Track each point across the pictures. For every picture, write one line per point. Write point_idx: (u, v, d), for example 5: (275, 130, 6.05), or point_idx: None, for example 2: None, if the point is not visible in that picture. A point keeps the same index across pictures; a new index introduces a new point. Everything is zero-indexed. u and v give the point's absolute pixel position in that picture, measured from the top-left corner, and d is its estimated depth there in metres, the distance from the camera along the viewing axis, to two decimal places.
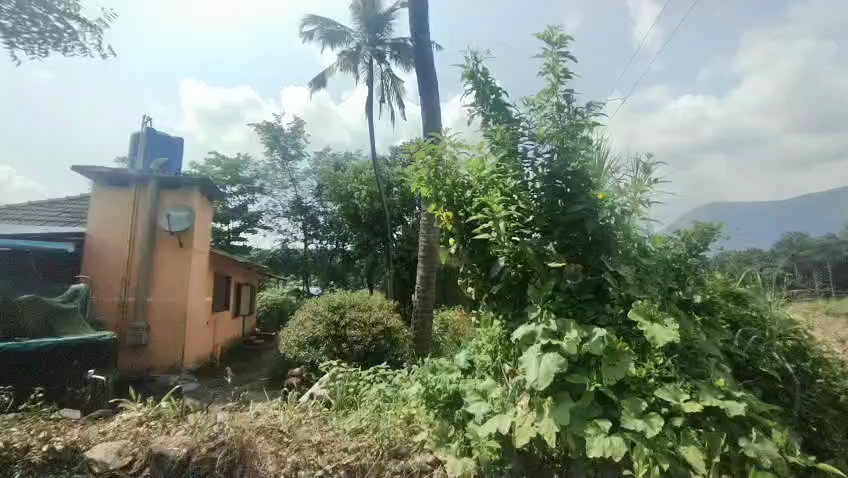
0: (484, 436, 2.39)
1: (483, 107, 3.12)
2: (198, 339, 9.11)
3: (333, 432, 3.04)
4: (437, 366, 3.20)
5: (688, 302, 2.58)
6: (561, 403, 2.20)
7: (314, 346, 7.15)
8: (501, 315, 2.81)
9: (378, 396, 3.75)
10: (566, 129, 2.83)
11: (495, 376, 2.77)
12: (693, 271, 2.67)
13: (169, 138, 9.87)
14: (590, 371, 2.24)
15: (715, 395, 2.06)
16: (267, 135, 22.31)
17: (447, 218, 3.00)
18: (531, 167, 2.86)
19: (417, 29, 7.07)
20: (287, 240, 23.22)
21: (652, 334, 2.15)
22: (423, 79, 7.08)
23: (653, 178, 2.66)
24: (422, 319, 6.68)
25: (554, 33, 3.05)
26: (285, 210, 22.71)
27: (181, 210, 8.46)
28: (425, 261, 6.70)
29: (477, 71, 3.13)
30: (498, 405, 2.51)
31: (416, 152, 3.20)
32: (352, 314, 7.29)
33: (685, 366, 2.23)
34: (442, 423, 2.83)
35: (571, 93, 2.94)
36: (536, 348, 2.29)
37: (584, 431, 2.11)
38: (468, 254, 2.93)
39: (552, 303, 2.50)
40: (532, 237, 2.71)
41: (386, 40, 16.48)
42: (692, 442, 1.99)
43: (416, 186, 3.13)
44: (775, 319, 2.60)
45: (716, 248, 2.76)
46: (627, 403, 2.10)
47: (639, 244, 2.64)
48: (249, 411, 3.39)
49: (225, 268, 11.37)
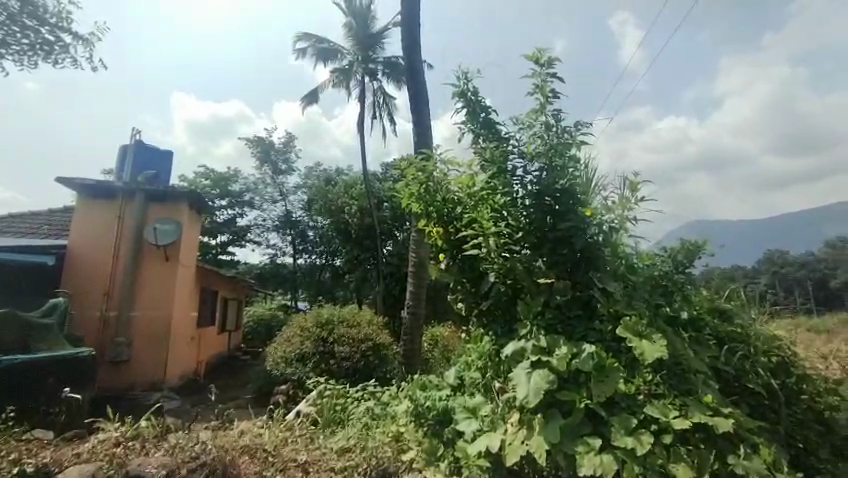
0: (474, 454, 2.36)
1: (473, 125, 3.17)
2: (182, 355, 8.88)
3: (320, 451, 2.98)
4: (426, 383, 3.17)
5: (675, 318, 2.61)
6: (551, 420, 2.19)
7: (301, 363, 7.03)
8: (491, 331, 2.81)
9: (366, 414, 3.68)
10: (555, 147, 2.85)
11: (485, 393, 2.75)
12: (679, 287, 2.73)
13: (158, 150, 9.79)
14: (579, 388, 2.24)
15: (703, 412, 2.07)
16: (258, 149, 22.29)
17: (437, 234, 3.01)
18: (520, 184, 2.89)
19: (409, 48, 7.21)
20: (276, 254, 23.03)
21: (641, 351, 2.17)
22: (414, 96, 7.18)
23: (640, 196, 2.72)
24: (412, 335, 6.64)
25: (542, 55, 3.14)
26: (275, 225, 22.58)
27: (169, 223, 8.33)
28: (415, 276, 6.69)
29: (467, 90, 3.19)
30: (487, 423, 2.49)
31: (407, 168, 3.23)
32: (341, 330, 7.21)
33: (674, 382, 2.25)
34: (432, 441, 2.78)
35: (560, 113, 3.00)
36: (525, 364, 2.28)
37: (575, 449, 2.09)
38: (458, 269, 2.93)
39: (541, 319, 2.52)
40: (522, 253, 2.79)
41: (378, 58, 16.74)
42: (681, 460, 1.99)
43: (406, 201, 3.13)
44: (759, 336, 2.65)
45: (701, 265, 2.86)
46: (618, 421, 2.10)
47: (627, 260, 2.67)
48: (232, 430, 3.30)
49: (212, 282, 11.19)
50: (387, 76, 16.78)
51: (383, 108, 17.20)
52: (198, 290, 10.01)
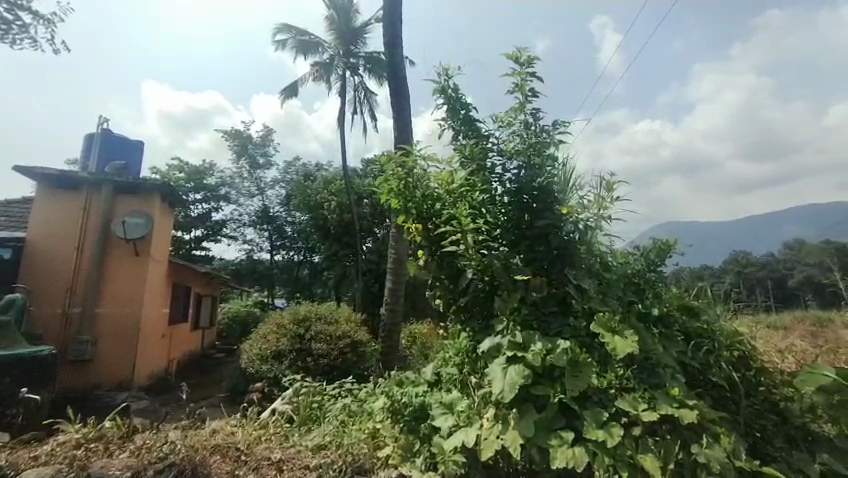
0: (449, 449, 2.37)
1: (453, 122, 3.18)
2: (152, 354, 8.60)
3: (294, 450, 2.93)
4: (403, 380, 3.16)
5: (646, 315, 2.69)
6: (526, 415, 2.23)
7: (277, 360, 6.91)
8: (468, 328, 2.84)
9: (343, 411, 3.63)
10: (533, 146, 2.91)
11: (462, 389, 2.77)
12: (650, 285, 2.82)
13: (127, 141, 9.44)
14: (553, 382, 2.28)
15: (670, 404, 2.13)
16: (235, 142, 21.75)
17: (416, 230, 3.00)
18: (499, 182, 2.93)
19: (390, 45, 7.15)
20: (253, 250, 22.60)
21: (613, 346, 2.22)
22: (395, 93, 7.13)
23: (615, 196, 2.77)
24: (390, 333, 6.60)
25: (522, 54, 3.16)
26: (252, 220, 22.15)
27: (139, 216, 8.05)
28: (394, 273, 6.66)
29: (448, 86, 3.19)
30: (464, 419, 2.52)
31: (386, 163, 3.21)
32: (318, 327, 7.11)
33: (644, 377, 2.31)
34: (408, 437, 2.80)
35: (539, 112, 3.03)
36: (501, 360, 2.31)
37: (548, 443, 2.14)
38: (436, 266, 2.93)
39: (518, 315, 2.55)
40: (499, 250, 2.83)
41: (360, 53, 16.53)
42: (649, 451, 2.05)
43: (385, 197, 3.11)
44: (723, 331, 2.73)
45: (672, 264, 2.95)
46: (590, 414, 2.15)
47: (602, 258, 2.73)
48: (203, 429, 3.21)
49: (185, 278, 10.87)
50: (368, 71, 16.64)
51: (364, 103, 17.04)
52: (170, 286, 9.69)
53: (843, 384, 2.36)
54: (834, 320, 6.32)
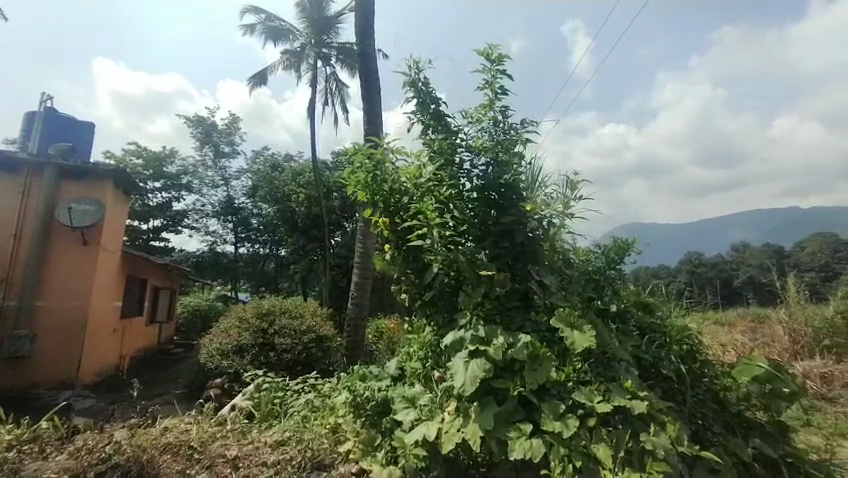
0: (410, 443, 2.39)
1: (422, 115, 3.17)
2: (101, 351, 8.12)
3: (252, 445, 2.84)
4: (366, 374, 3.14)
5: (605, 311, 2.80)
6: (486, 408, 2.26)
7: (238, 355, 6.71)
8: (433, 322, 2.84)
9: (305, 406, 3.55)
10: (501, 143, 2.95)
11: (424, 382, 2.77)
12: (609, 282, 2.92)
13: (75, 123, 8.83)
14: (513, 376, 2.31)
15: (623, 395, 2.21)
16: (198, 129, 20.80)
17: (383, 224, 2.96)
18: (467, 178, 2.96)
19: (362, 35, 7.04)
20: (216, 242, 21.81)
21: (572, 340, 2.28)
22: (365, 86, 7.02)
23: (579, 195, 2.84)
24: (356, 327, 6.51)
25: (493, 51, 3.18)
26: (215, 211, 21.34)
27: (87, 203, 7.56)
28: (361, 267, 6.57)
29: (418, 80, 3.18)
30: (426, 412, 2.53)
31: (354, 155, 3.14)
32: (283, 321, 6.95)
33: (600, 370, 2.38)
34: (369, 431, 2.79)
35: (507, 110, 3.07)
36: (463, 354, 2.32)
37: (507, 435, 2.17)
38: (403, 261, 2.92)
39: (481, 309, 2.57)
40: (466, 246, 2.83)
41: (332, 43, 16.14)
42: (602, 441, 2.11)
43: (352, 189, 3.06)
44: (674, 326, 2.86)
45: (631, 262, 3.06)
46: (548, 406, 2.20)
47: (564, 255, 2.81)
48: (153, 427, 3.07)
49: (141, 270, 10.36)
50: (341, 62, 16.27)
51: (335, 95, 16.74)
52: (123, 279, 9.18)
53: (774, 374, 2.54)
54: (772, 317, 6.80)
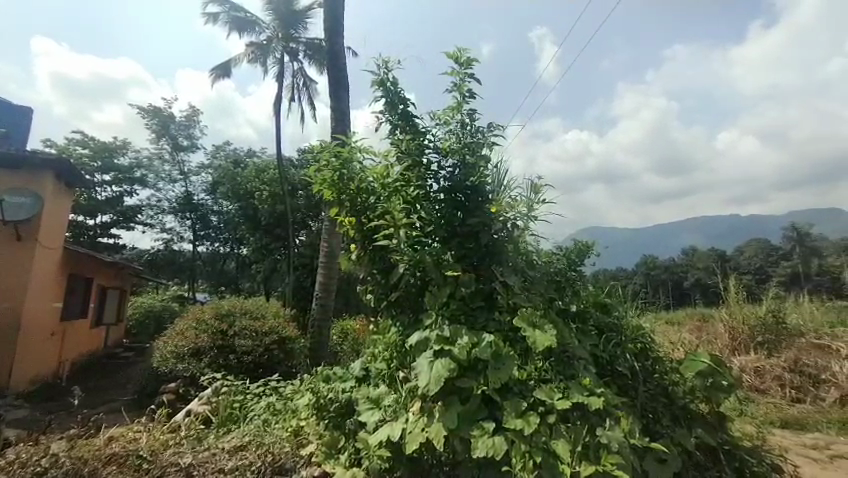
0: (374, 444, 2.39)
1: (391, 115, 3.19)
2: (36, 355, 7.54)
3: (208, 452, 2.71)
4: (330, 376, 3.11)
5: (565, 311, 2.90)
6: (450, 407, 2.29)
7: (195, 358, 6.44)
8: (398, 322, 2.85)
9: (266, 410, 3.45)
10: (468, 146, 3.02)
11: (389, 383, 2.78)
12: (570, 283, 3.03)
13: (11, 106, 8.24)
14: (478, 375, 2.33)
15: (582, 392, 2.28)
16: (153, 120, 19.72)
17: (349, 223, 2.96)
18: (434, 179, 3.01)
19: (331, 32, 6.94)
20: (172, 240, 20.80)
21: (533, 339, 2.34)
22: (334, 83, 6.92)
23: (542, 198, 2.92)
24: (320, 327, 6.41)
25: (462, 54, 3.22)
26: (171, 207, 20.36)
27: (23, 196, 7.03)
28: (326, 267, 6.45)
29: (387, 80, 3.19)
30: (390, 413, 2.53)
31: (321, 152, 3.12)
32: (243, 322, 6.72)
33: (560, 368, 2.46)
34: (332, 433, 2.77)
35: (475, 113, 3.12)
36: (428, 354, 2.34)
37: (471, 433, 2.21)
38: (369, 261, 2.92)
39: (446, 310, 2.59)
40: (432, 246, 2.85)
41: (300, 38, 15.78)
42: (562, 437, 2.16)
43: (318, 187, 3.03)
44: (629, 325, 3.00)
45: (590, 264, 3.17)
46: (510, 404, 2.25)
47: (527, 257, 2.89)
48: (98, 436, 2.90)
49: (85, 269, 9.73)
50: (309, 57, 15.94)
51: (303, 91, 16.39)
52: (65, 278, 8.60)
53: (715, 369, 2.70)
54: (716, 316, 7.29)
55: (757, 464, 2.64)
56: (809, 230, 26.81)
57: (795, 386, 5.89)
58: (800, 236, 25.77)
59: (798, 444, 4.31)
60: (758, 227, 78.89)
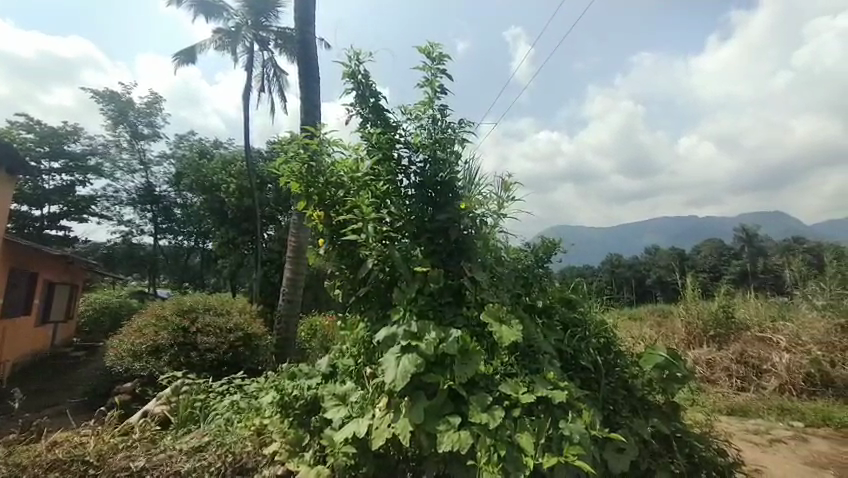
0: (339, 441, 2.37)
1: (361, 109, 3.15)
2: None
3: (164, 454, 2.60)
4: (296, 373, 3.06)
5: (533, 307, 2.96)
6: (416, 402, 2.28)
7: (154, 356, 6.17)
8: (366, 318, 2.81)
9: (230, 408, 3.33)
10: (439, 141, 3.02)
11: (356, 379, 2.75)
12: (537, 280, 3.09)
13: None
14: (444, 370, 2.33)
15: (546, 386, 2.32)
16: (110, 105, 18.62)
17: (317, 217, 2.91)
18: (405, 174, 3.00)
19: (302, 22, 6.76)
20: (130, 233, 19.81)
21: (500, 334, 2.37)
22: (304, 74, 6.76)
23: (511, 195, 2.95)
24: (287, 324, 6.27)
25: (434, 49, 3.21)
26: (130, 198, 19.38)
27: None
28: (294, 262, 6.30)
29: (358, 72, 3.14)
30: (357, 409, 2.51)
31: (289, 143, 3.06)
32: (206, 319, 6.48)
33: (525, 363, 2.50)
34: (297, 431, 2.71)
35: (446, 109, 3.12)
36: (395, 349, 2.32)
37: (436, 428, 2.21)
38: (337, 255, 2.89)
39: (414, 305, 2.58)
40: (402, 242, 2.85)
41: (271, 27, 15.31)
42: (526, 430, 2.18)
43: (285, 180, 2.98)
44: (593, 321, 3.07)
45: (556, 261, 3.25)
46: (476, 399, 2.26)
47: (496, 253, 2.92)
48: (41, 441, 2.75)
49: (29, 263, 9.13)
50: (279, 47, 15.50)
51: (273, 82, 15.94)
52: (5, 272, 8.04)
53: (671, 361, 2.80)
54: (675, 312, 7.66)
55: (705, 449, 2.77)
56: (757, 231, 28.63)
57: (740, 376, 6.27)
58: (749, 236, 27.51)
59: (743, 430, 4.58)
60: (714, 228, 83.41)
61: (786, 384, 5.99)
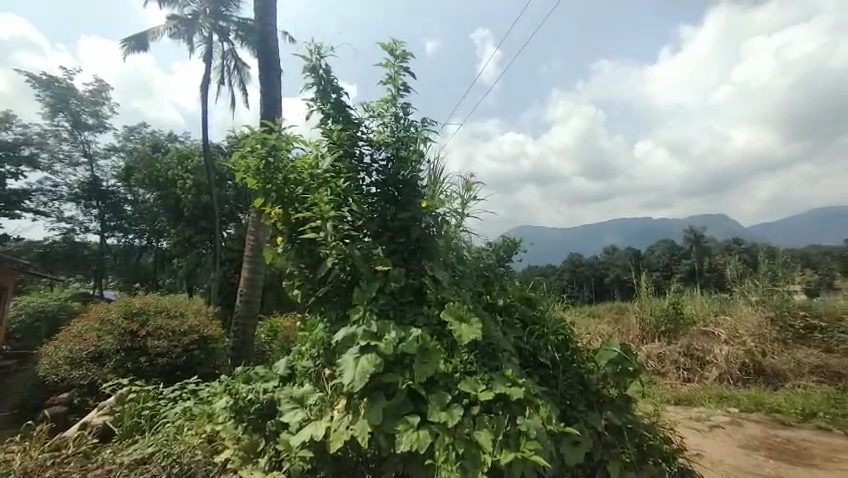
0: (296, 446, 2.31)
1: (322, 104, 3.09)
2: None
3: (102, 469, 2.49)
4: (252, 377, 2.96)
5: (493, 305, 3.01)
6: (375, 403, 2.26)
7: (97, 363, 5.79)
8: (326, 318, 2.75)
9: (182, 415, 3.17)
10: (401, 140, 3.00)
11: (315, 381, 2.69)
12: (498, 278, 3.14)
13: None
14: (403, 369, 2.31)
15: (504, 383, 2.35)
16: (48, 92, 17.25)
17: (276, 215, 2.84)
18: (367, 172, 2.96)
19: (263, 13, 6.56)
20: (72, 231, 18.52)
21: (459, 333, 2.38)
22: (264, 66, 6.55)
23: (473, 195, 2.97)
24: (244, 326, 6.05)
25: (397, 47, 3.19)
26: (71, 193, 18.10)
27: None
28: (252, 262, 6.09)
29: (319, 66, 3.07)
30: (315, 412, 2.46)
31: (246, 138, 2.97)
32: (158, 322, 6.14)
33: (484, 360, 2.53)
34: (252, 437, 2.62)
35: (409, 107, 3.10)
36: (354, 350, 2.29)
37: (395, 428, 2.20)
38: (296, 254, 2.81)
39: (374, 304, 2.55)
40: (363, 240, 2.81)
41: (231, 17, 14.78)
42: (484, 427, 2.20)
43: (242, 176, 2.88)
44: (551, 318, 3.15)
45: (517, 261, 3.31)
46: (435, 398, 2.26)
47: (458, 252, 2.94)
48: None
49: None
50: (240, 39, 14.98)
51: (234, 74, 15.36)
52: None
53: (624, 356, 2.89)
54: (629, 309, 8.02)
55: (653, 438, 2.88)
56: (703, 233, 30.59)
57: (687, 368, 6.70)
58: (697, 237, 29.39)
59: (687, 418, 4.86)
60: (666, 229, 88.20)
61: (725, 374, 6.43)
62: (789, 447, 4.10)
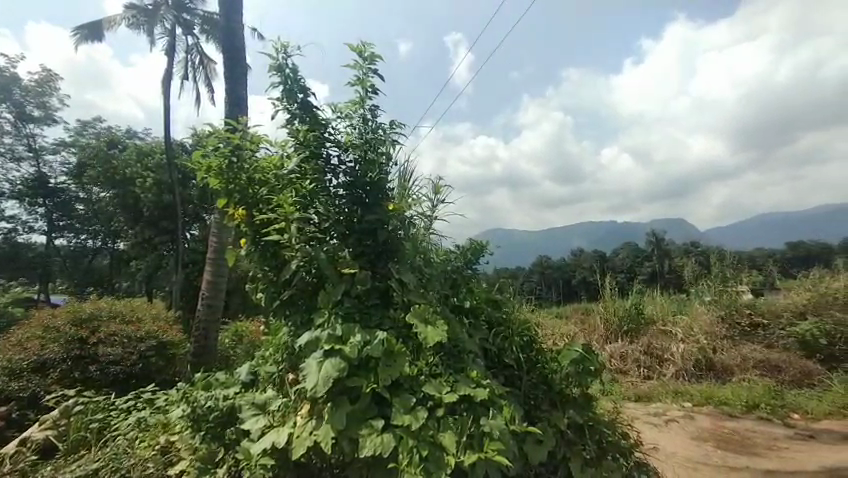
0: (257, 453, 2.25)
1: (288, 104, 3.03)
2: None
3: None
4: (212, 383, 2.86)
5: (460, 307, 3.04)
6: (339, 408, 2.23)
7: (40, 374, 5.30)
8: (290, 322, 2.69)
9: (135, 426, 3.01)
10: (369, 142, 2.99)
11: (278, 387, 2.63)
12: (465, 281, 3.17)
13: None
14: (368, 373, 2.30)
15: (468, 385, 2.38)
16: None
17: (239, 216, 2.76)
18: (333, 173, 2.92)
19: (227, 7, 6.38)
20: (14, 231, 17.32)
21: (425, 335, 2.39)
22: (228, 62, 6.36)
23: (440, 198, 2.99)
24: (206, 330, 5.84)
25: (366, 49, 3.18)
26: (13, 190, 16.93)
27: None
28: (214, 263, 5.89)
29: (285, 66, 3.02)
30: (278, 418, 2.41)
31: (209, 137, 2.88)
32: (111, 328, 5.84)
33: (450, 362, 2.54)
34: (210, 446, 2.53)
35: (377, 110, 3.10)
36: (317, 354, 2.26)
37: (359, 433, 2.18)
38: (260, 256, 2.75)
39: (340, 308, 2.52)
40: (329, 243, 2.78)
41: (195, 10, 14.30)
42: (449, 428, 2.21)
43: (203, 175, 2.79)
44: (516, 319, 3.21)
45: (484, 263, 3.36)
46: (399, 401, 2.26)
47: (425, 255, 2.95)
48: None
49: None
50: (205, 33, 14.51)
51: (198, 69, 14.85)
52: None
53: (585, 356, 2.98)
54: (593, 310, 8.29)
55: (612, 434, 2.98)
56: (663, 236, 32.07)
57: (646, 366, 6.98)
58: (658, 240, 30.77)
59: (646, 413, 5.07)
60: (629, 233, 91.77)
61: (680, 370, 6.83)
62: (735, 437, 4.36)
